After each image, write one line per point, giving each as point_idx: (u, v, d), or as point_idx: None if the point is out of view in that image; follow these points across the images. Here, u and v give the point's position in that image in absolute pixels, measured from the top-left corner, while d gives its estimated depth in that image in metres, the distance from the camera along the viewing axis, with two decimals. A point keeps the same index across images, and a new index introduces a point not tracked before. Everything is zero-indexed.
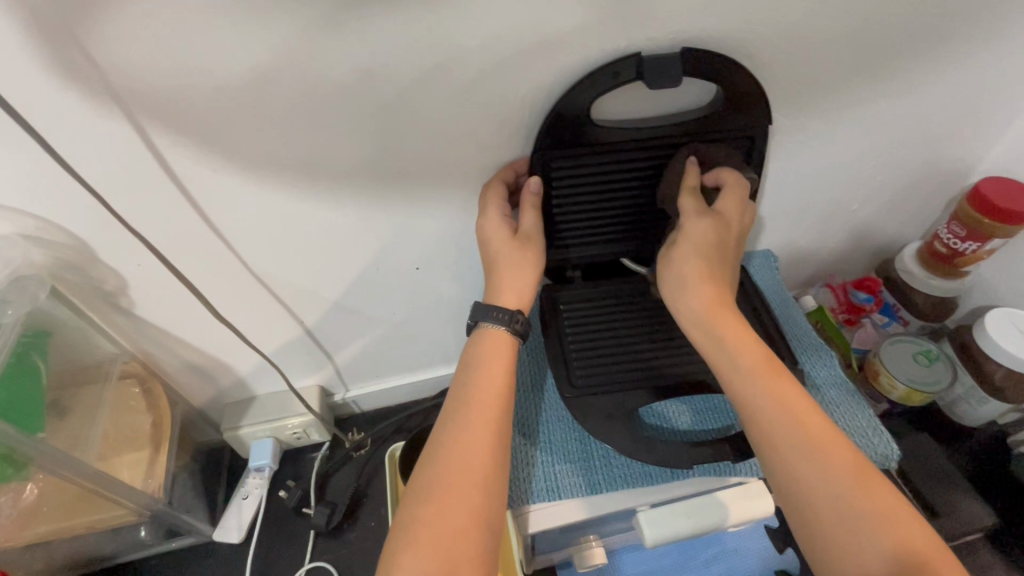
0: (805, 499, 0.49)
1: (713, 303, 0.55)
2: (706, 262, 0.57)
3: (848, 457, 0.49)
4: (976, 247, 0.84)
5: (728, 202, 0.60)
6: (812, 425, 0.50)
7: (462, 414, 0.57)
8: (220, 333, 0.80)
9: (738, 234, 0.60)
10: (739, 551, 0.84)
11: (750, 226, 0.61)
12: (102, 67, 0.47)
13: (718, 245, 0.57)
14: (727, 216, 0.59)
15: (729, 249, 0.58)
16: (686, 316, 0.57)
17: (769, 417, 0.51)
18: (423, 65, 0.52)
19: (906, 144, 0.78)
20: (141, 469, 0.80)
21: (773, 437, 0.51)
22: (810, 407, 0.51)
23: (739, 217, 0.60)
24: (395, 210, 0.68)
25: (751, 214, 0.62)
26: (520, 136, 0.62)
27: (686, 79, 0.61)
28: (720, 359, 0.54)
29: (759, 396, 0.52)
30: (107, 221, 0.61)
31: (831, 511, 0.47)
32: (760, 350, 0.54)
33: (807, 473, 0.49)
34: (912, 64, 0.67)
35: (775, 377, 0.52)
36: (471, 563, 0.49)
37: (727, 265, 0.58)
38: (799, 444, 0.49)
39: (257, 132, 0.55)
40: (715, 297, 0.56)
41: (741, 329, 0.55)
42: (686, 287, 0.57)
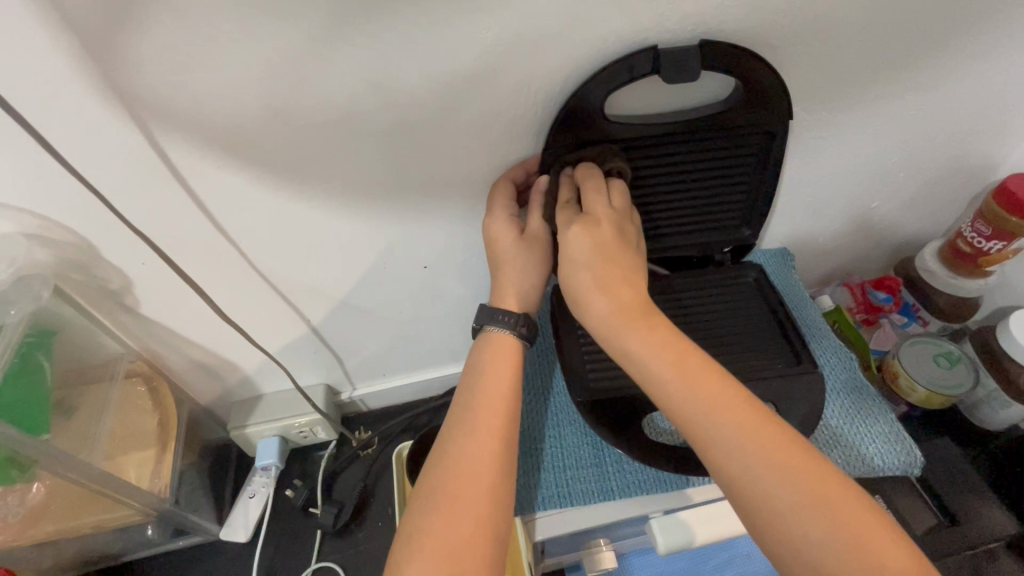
0: (759, 508, 0.44)
1: (618, 305, 0.53)
2: (596, 270, 0.54)
3: (788, 448, 0.45)
4: (1001, 246, 0.81)
5: (595, 196, 0.57)
6: (744, 421, 0.46)
7: (469, 421, 0.55)
8: (226, 332, 0.79)
9: (622, 227, 0.57)
10: (753, 556, 0.82)
11: (621, 209, 0.58)
12: (101, 61, 0.46)
13: (599, 251, 0.55)
14: (598, 213, 0.56)
15: (614, 247, 0.55)
16: (597, 325, 0.54)
17: (701, 422, 0.47)
18: (432, 60, 0.50)
19: (931, 139, 0.75)
20: (148, 470, 0.79)
21: (701, 443, 0.47)
22: (740, 401, 0.47)
23: (609, 210, 0.57)
24: (403, 208, 0.67)
25: (624, 199, 0.59)
26: (531, 132, 0.60)
27: (703, 73, 0.59)
28: (636, 368, 0.51)
29: (684, 400, 0.48)
30: (110, 220, 0.60)
31: (785, 516, 0.43)
32: (672, 350, 0.50)
33: (749, 478, 0.45)
34: (942, 55, 0.64)
35: (697, 377, 0.49)
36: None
37: (626, 261, 0.55)
38: (735, 446, 0.46)
39: (261, 129, 0.53)
40: (619, 297, 0.53)
41: (651, 329, 0.52)
42: (591, 294, 0.54)
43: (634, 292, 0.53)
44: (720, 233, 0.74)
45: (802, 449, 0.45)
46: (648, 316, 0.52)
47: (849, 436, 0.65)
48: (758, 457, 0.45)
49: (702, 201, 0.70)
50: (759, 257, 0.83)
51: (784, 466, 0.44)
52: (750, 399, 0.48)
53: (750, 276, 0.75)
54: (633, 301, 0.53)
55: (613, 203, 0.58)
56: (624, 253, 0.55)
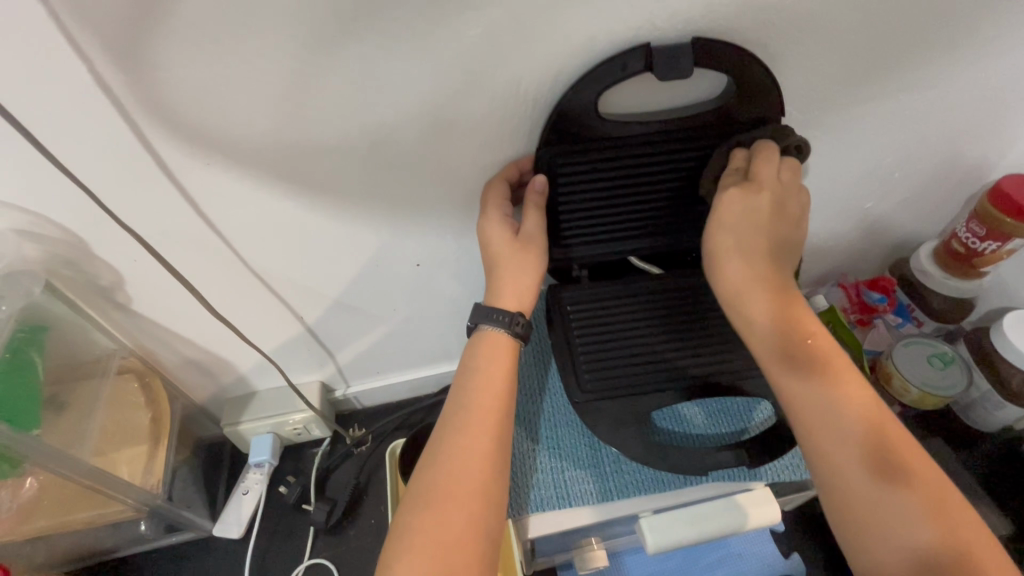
0: (837, 477, 0.48)
1: (759, 278, 0.55)
2: (744, 238, 0.56)
3: (892, 437, 0.48)
4: (995, 246, 0.81)
5: (767, 168, 0.57)
6: (853, 402, 0.50)
7: (461, 420, 0.55)
8: (219, 330, 0.79)
9: (787, 202, 0.56)
10: (744, 556, 0.84)
11: (791, 185, 0.57)
12: (89, 58, 0.46)
13: (757, 219, 0.55)
14: (765, 183, 0.56)
15: (772, 219, 0.56)
16: (725, 291, 0.57)
17: (811, 393, 0.51)
18: (421, 57, 0.50)
19: (924, 140, 0.75)
20: (139, 466, 0.80)
21: (810, 410, 0.50)
22: (856, 385, 0.51)
23: (783, 185, 0.57)
24: (395, 207, 0.67)
25: (794, 180, 0.58)
26: (524, 131, 0.60)
27: (697, 71, 0.59)
28: (759, 335, 0.54)
29: (801, 370, 0.52)
30: (101, 217, 0.60)
31: (865, 490, 0.47)
32: (801, 326, 0.53)
33: (842, 451, 0.48)
34: (934, 57, 0.64)
35: (816, 355, 0.52)
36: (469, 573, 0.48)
37: (776, 237, 0.56)
38: (841, 421, 0.49)
39: (252, 128, 0.53)
40: (763, 270, 0.55)
41: (788, 303, 0.54)
42: (728, 261, 0.57)
43: (776, 270, 0.56)
44: None
45: (903, 441, 0.49)
46: (787, 292, 0.55)
47: None
48: (859, 436, 0.48)
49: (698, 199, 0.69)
50: None
51: (881, 451, 0.48)
52: (863, 386, 0.51)
53: None
54: (776, 278, 0.55)
55: (784, 177, 0.57)
56: (779, 229, 0.56)
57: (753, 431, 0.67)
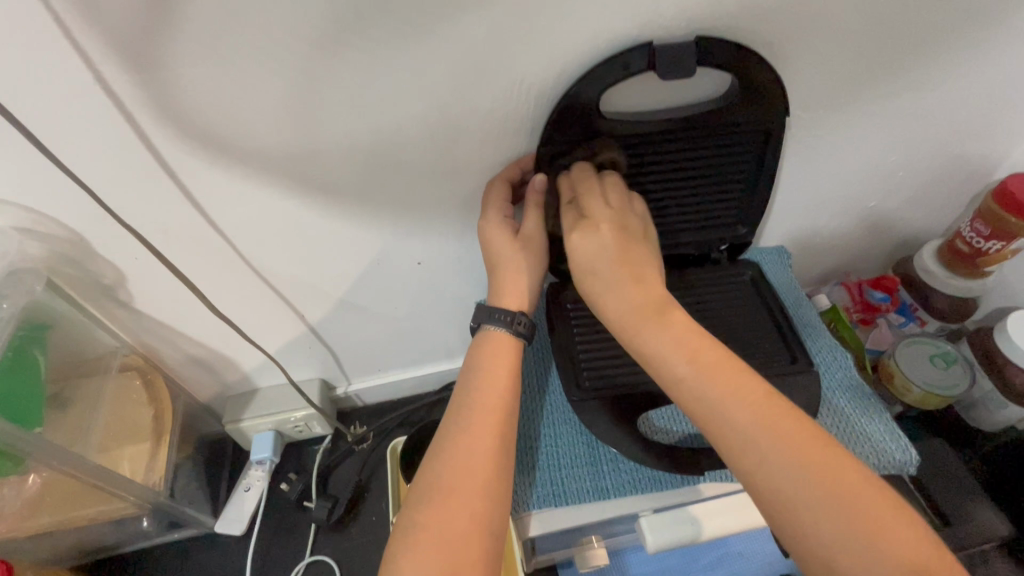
0: (781, 506, 0.43)
1: (643, 296, 0.52)
2: (604, 273, 0.53)
3: (815, 441, 0.44)
4: (1000, 246, 0.80)
5: (597, 197, 0.57)
6: (766, 414, 0.45)
7: (465, 418, 0.55)
8: (221, 329, 0.79)
9: (627, 223, 0.56)
10: (744, 555, 0.84)
11: (619, 208, 0.57)
12: (90, 56, 0.46)
13: (608, 256, 0.53)
14: (602, 216, 0.55)
15: (621, 247, 0.54)
16: (615, 318, 0.52)
17: (723, 419, 0.46)
18: (423, 56, 0.50)
19: (930, 139, 0.75)
20: (142, 463, 0.80)
21: (721, 433, 0.46)
22: (764, 393, 0.46)
23: (618, 208, 0.57)
24: (396, 206, 0.66)
25: (622, 198, 0.58)
26: (525, 130, 0.60)
27: (700, 69, 0.58)
28: (658, 365, 0.49)
29: (710, 393, 0.46)
30: (102, 214, 0.59)
31: (809, 515, 0.42)
32: (693, 342, 0.49)
33: (773, 476, 0.43)
34: (940, 55, 0.63)
35: (716, 371, 0.47)
36: (475, 571, 0.47)
37: (640, 253, 0.54)
38: (761, 442, 0.44)
39: (253, 128, 0.53)
40: (642, 287, 0.52)
41: (673, 320, 0.50)
42: (603, 292, 0.53)
43: (654, 286, 0.53)
44: (717, 231, 0.73)
45: (827, 441, 0.44)
46: (670, 307, 0.51)
47: (848, 439, 0.65)
48: (784, 452, 0.43)
49: (700, 198, 0.69)
50: (755, 255, 0.82)
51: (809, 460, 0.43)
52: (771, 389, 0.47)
53: (747, 274, 0.74)
54: (658, 293, 0.52)
55: (613, 202, 0.57)
56: (637, 249, 0.54)
57: None
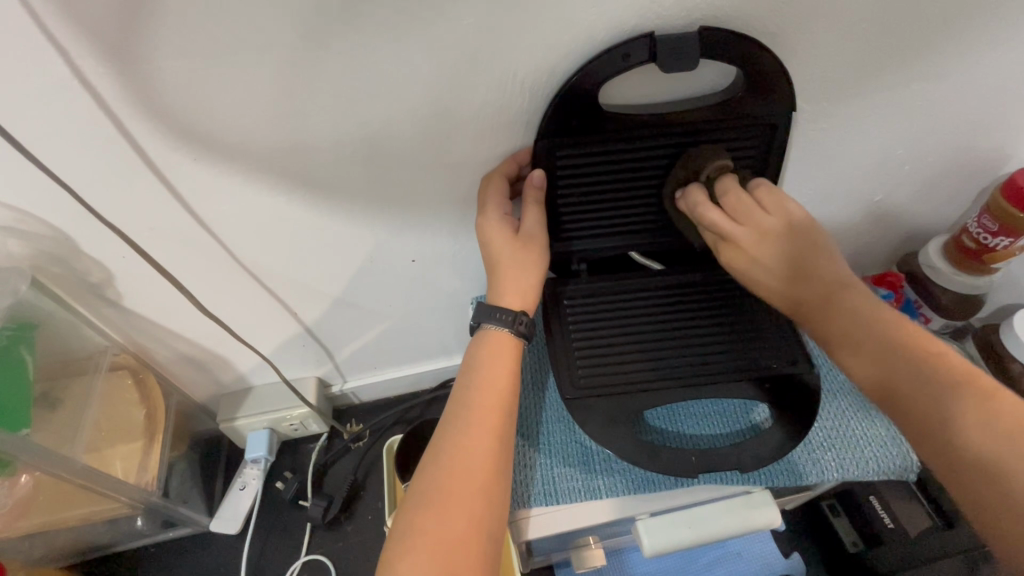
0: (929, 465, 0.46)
1: (815, 281, 0.51)
2: (763, 279, 0.52)
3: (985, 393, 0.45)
4: (1007, 242, 0.78)
5: (712, 212, 0.53)
6: (938, 389, 0.45)
7: (464, 418, 0.54)
8: (213, 328, 0.78)
9: (768, 225, 0.51)
10: (742, 555, 0.84)
11: (740, 204, 0.53)
12: (67, 50, 0.44)
13: (759, 271, 0.52)
14: (736, 232, 0.52)
15: (764, 254, 0.51)
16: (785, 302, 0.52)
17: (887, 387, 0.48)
18: (413, 49, 0.48)
19: (937, 132, 0.73)
20: (134, 463, 0.79)
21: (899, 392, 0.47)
22: (934, 359, 0.47)
23: (743, 215, 0.52)
24: (388, 203, 0.65)
25: (740, 193, 0.54)
26: (521, 124, 0.58)
27: (703, 61, 0.56)
28: (833, 334, 0.50)
29: (878, 365, 0.48)
30: (84, 212, 0.58)
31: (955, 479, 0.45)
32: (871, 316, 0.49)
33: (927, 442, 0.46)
34: (950, 45, 0.61)
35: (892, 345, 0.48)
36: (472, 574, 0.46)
37: (805, 240, 0.51)
38: (929, 415, 0.45)
39: (239, 123, 0.51)
40: (817, 271, 0.51)
41: (849, 299, 0.50)
42: (774, 282, 0.52)
43: (828, 270, 0.51)
44: None
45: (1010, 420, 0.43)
46: (848, 287, 0.50)
47: (845, 441, 0.65)
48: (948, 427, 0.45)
49: None
50: None
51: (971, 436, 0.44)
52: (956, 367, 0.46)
53: None
54: (833, 276, 0.50)
55: (733, 207, 0.53)
56: (792, 246, 0.51)
57: (748, 432, 0.65)
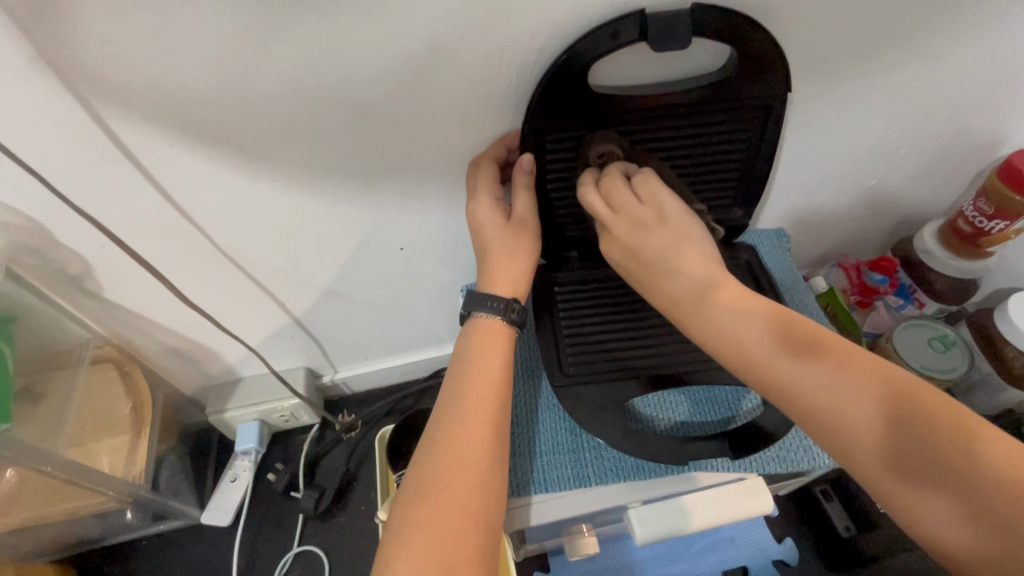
0: (900, 500, 0.38)
1: (688, 277, 0.47)
2: (639, 270, 0.49)
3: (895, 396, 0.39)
4: (1003, 226, 0.77)
5: (593, 198, 0.51)
6: (879, 395, 0.39)
7: (457, 407, 0.53)
8: (198, 320, 0.76)
9: (638, 216, 0.48)
10: (736, 541, 0.85)
11: (615, 193, 0.51)
12: (29, 27, 0.41)
13: (633, 260, 0.49)
14: (610, 221, 0.50)
15: (630, 247, 0.49)
16: (667, 302, 0.48)
17: (823, 408, 0.40)
18: (394, 27, 0.46)
19: (935, 114, 0.71)
20: (121, 457, 0.79)
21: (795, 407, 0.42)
22: (831, 356, 0.41)
23: (619, 202, 0.50)
24: (373, 188, 0.63)
25: (616, 181, 0.52)
26: (508, 107, 0.56)
27: (695, 40, 0.55)
28: (713, 340, 0.46)
29: (809, 382, 0.41)
30: (58, 201, 0.56)
31: (923, 502, 0.37)
32: (773, 323, 0.44)
33: (892, 467, 0.38)
34: (950, 23, 0.60)
35: (787, 339, 0.43)
36: (470, 569, 0.45)
37: (679, 229, 0.48)
38: (832, 429, 0.40)
39: (216, 106, 0.49)
40: (692, 268, 0.47)
41: (717, 292, 0.46)
42: (656, 276, 0.48)
43: (700, 262, 0.47)
44: (713, 212, 0.70)
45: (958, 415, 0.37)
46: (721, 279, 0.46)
47: None
48: (912, 439, 0.37)
49: (696, 177, 0.66)
50: (753, 237, 0.78)
51: (945, 447, 0.36)
52: (880, 362, 0.40)
53: (744, 258, 0.72)
54: (711, 274, 0.47)
55: (613, 197, 0.51)
56: (661, 237, 0.47)
57: (740, 419, 0.64)
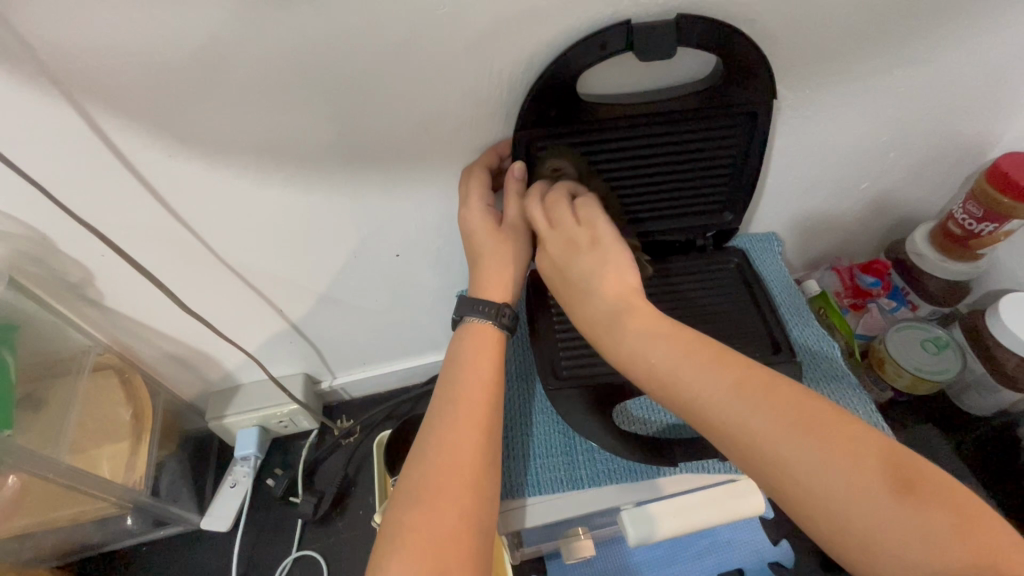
0: (818, 514, 0.38)
1: (603, 301, 0.50)
2: (562, 284, 0.54)
3: (820, 418, 0.40)
4: (992, 228, 0.78)
5: (535, 210, 0.55)
6: (783, 409, 0.40)
7: (450, 411, 0.53)
8: (197, 327, 0.78)
9: (572, 235, 0.53)
10: (733, 543, 0.85)
11: (548, 215, 0.55)
12: (32, 44, 0.43)
13: (557, 275, 0.54)
14: (546, 235, 0.54)
15: (560, 260, 0.53)
16: (590, 320, 0.51)
17: (733, 428, 0.41)
18: (385, 38, 0.48)
19: (921, 118, 0.73)
20: (121, 463, 0.79)
21: (732, 437, 0.41)
22: (757, 381, 0.42)
23: (556, 220, 0.54)
24: (368, 195, 0.64)
25: (560, 203, 0.55)
26: (499, 115, 0.58)
27: (681, 49, 0.56)
28: (637, 367, 0.47)
29: (717, 398, 0.42)
30: (58, 211, 0.57)
31: (876, 524, 0.36)
32: (682, 345, 0.45)
33: (804, 481, 0.39)
34: (933, 29, 0.61)
35: (714, 369, 0.43)
36: (464, 570, 0.46)
37: (606, 254, 0.51)
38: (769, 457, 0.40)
39: (213, 117, 0.51)
40: (610, 289, 0.50)
41: (637, 321, 0.48)
42: (585, 297, 0.51)
43: (619, 284, 0.50)
44: (702, 217, 0.71)
45: (848, 425, 0.39)
46: (637, 303, 0.49)
47: None
48: (821, 450, 0.38)
49: (684, 182, 0.67)
50: (745, 242, 0.79)
51: (852, 460, 0.38)
52: (780, 378, 0.42)
53: (733, 262, 0.72)
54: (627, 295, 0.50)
55: (553, 215, 0.55)
56: (586, 258, 0.52)
57: None
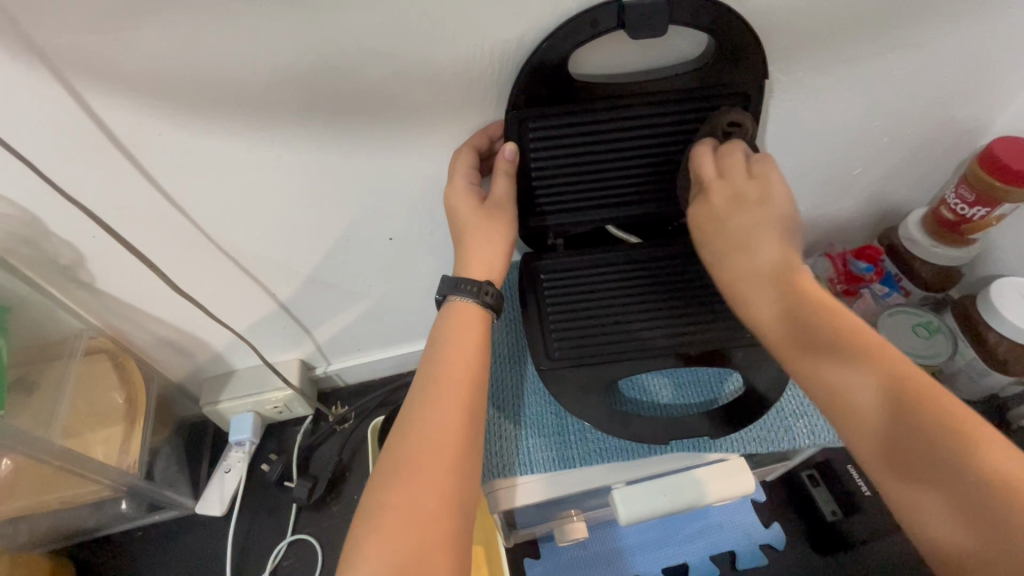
0: (904, 491, 0.39)
1: (752, 260, 0.48)
2: (709, 240, 0.51)
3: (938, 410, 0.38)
4: (984, 213, 0.79)
5: (705, 158, 0.53)
6: (899, 393, 0.40)
7: (430, 391, 0.54)
8: (190, 310, 0.78)
9: (739, 189, 0.50)
10: (724, 526, 0.86)
11: (712, 164, 0.52)
12: (16, 18, 0.43)
13: (707, 224, 0.51)
14: (711, 182, 0.52)
15: (714, 211, 0.51)
16: (726, 276, 0.50)
17: (840, 397, 0.42)
18: (374, 15, 0.47)
19: (914, 103, 0.73)
20: (116, 446, 0.80)
21: (832, 402, 0.43)
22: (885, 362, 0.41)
23: (728, 169, 0.51)
24: (360, 176, 0.64)
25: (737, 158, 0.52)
26: (490, 94, 0.57)
27: (671, 29, 0.56)
28: (763, 326, 0.47)
29: (830, 366, 0.43)
30: (47, 190, 0.57)
31: (953, 515, 0.36)
32: (814, 313, 0.45)
33: (898, 460, 0.39)
34: (925, 11, 0.61)
35: (836, 344, 0.43)
36: (440, 551, 0.46)
37: (773, 214, 0.48)
38: (865, 429, 0.41)
39: (201, 94, 0.51)
40: (756, 251, 0.48)
41: (771, 285, 0.47)
42: (724, 257, 0.50)
43: (771, 247, 0.48)
44: None
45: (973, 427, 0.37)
46: (786, 269, 0.47)
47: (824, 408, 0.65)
48: (915, 434, 0.39)
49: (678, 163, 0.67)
50: None
51: (955, 455, 0.37)
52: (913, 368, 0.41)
53: None
54: (790, 256, 0.47)
55: (724, 166, 0.52)
56: (743, 214, 0.49)
57: (722, 401, 0.66)
